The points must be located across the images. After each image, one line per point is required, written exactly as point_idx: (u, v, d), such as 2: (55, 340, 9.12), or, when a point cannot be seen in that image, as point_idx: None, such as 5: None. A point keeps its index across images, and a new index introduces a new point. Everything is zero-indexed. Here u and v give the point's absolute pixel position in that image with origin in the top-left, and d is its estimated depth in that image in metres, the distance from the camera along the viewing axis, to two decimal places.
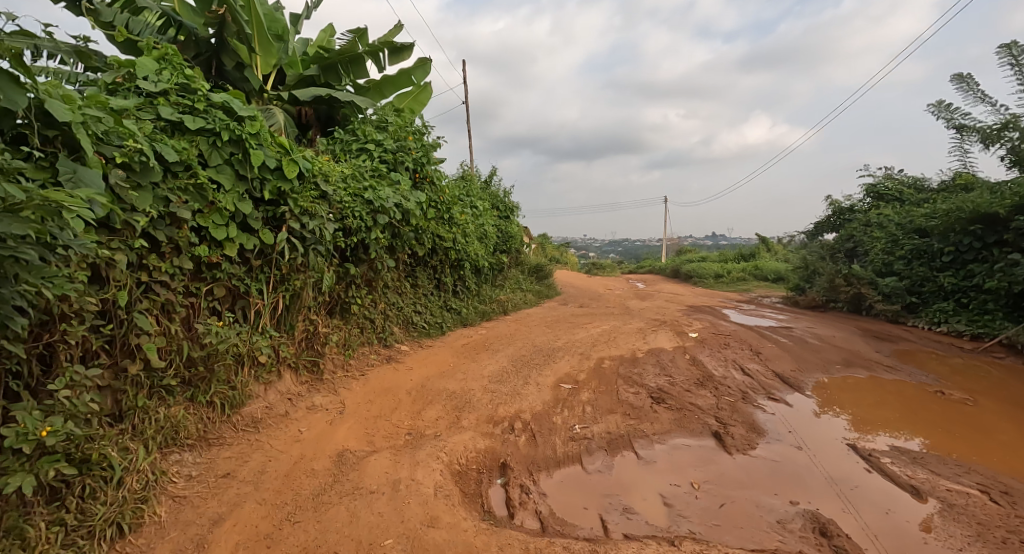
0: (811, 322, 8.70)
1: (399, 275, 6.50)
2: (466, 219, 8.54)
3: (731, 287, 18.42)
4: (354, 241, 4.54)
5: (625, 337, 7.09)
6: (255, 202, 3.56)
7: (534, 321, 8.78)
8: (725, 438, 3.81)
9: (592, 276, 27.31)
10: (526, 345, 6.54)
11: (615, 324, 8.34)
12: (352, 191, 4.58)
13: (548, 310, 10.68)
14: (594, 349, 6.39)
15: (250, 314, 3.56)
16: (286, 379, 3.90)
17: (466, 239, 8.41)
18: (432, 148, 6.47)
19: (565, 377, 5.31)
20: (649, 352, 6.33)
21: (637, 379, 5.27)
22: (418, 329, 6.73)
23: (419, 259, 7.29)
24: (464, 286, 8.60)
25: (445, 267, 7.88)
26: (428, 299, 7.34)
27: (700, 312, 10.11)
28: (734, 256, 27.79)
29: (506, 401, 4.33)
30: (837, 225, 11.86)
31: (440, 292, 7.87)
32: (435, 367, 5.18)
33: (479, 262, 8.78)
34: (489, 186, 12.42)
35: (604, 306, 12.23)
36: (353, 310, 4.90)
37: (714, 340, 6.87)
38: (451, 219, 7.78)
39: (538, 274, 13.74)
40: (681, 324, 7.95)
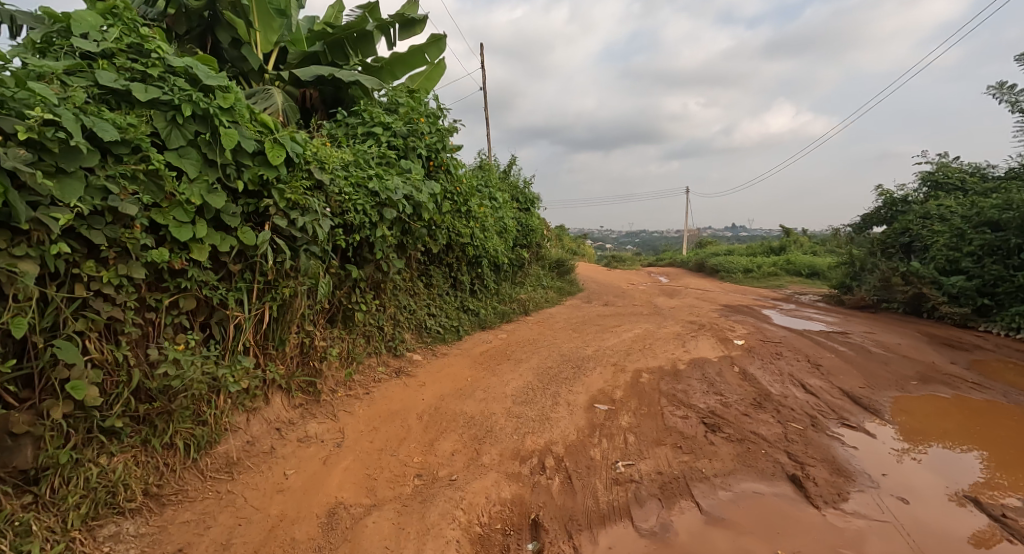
0: (866, 325, 7.83)
1: (411, 275, 5.88)
2: (485, 211, 7.87)
3: (762, 283, 17.48)
4: (356, 240, 3.92)
5: (662, 344, 6.37)
6: (233, 193, 2.94)
7: (558, 323, 8.11)
8: (806, 483, 3.07)
9: (613, 270, 26.49)
10: (551, 352, 5.88)
11: (648, 327, 7.62)
12: (354, 180, 3.93)
13: (572, 309, 10.00)
14: (628, 359, 5.70)
15: (229, 329, 2.95)
16: (275, 405, 3.31)
17: (484, 233, 7.75)
18: (448, 133, 5.79)
19: (599, 395, 4.64)
20: (691, 363, 5.61)
21: (683, 398, 4.57)
22: (432, 334, 6.12)
23: (433, 256, 6.66)
24: (482, 284, 7.97)
25: (462, 265, 7.25)
26: (443, 300, 6.72)
27: (737, 313, 9.32)
28: (762, 249, 26.65)
29: (533, 428, 3.69)
30: (888, 217, 10.88)
31: (457, 291, 7.25)
32: (451, 383, 4.54)
33: (499, 258, 8.12)
34: (508, 177, 11.73)
35: (630, 304, 11.51)
36: (357, 317, 4.30)
37: (763, 348, 6.11)
38: (469, 212, 7.11)
39: (559, 269, 13.04)
40: (722, 328, 7.18)
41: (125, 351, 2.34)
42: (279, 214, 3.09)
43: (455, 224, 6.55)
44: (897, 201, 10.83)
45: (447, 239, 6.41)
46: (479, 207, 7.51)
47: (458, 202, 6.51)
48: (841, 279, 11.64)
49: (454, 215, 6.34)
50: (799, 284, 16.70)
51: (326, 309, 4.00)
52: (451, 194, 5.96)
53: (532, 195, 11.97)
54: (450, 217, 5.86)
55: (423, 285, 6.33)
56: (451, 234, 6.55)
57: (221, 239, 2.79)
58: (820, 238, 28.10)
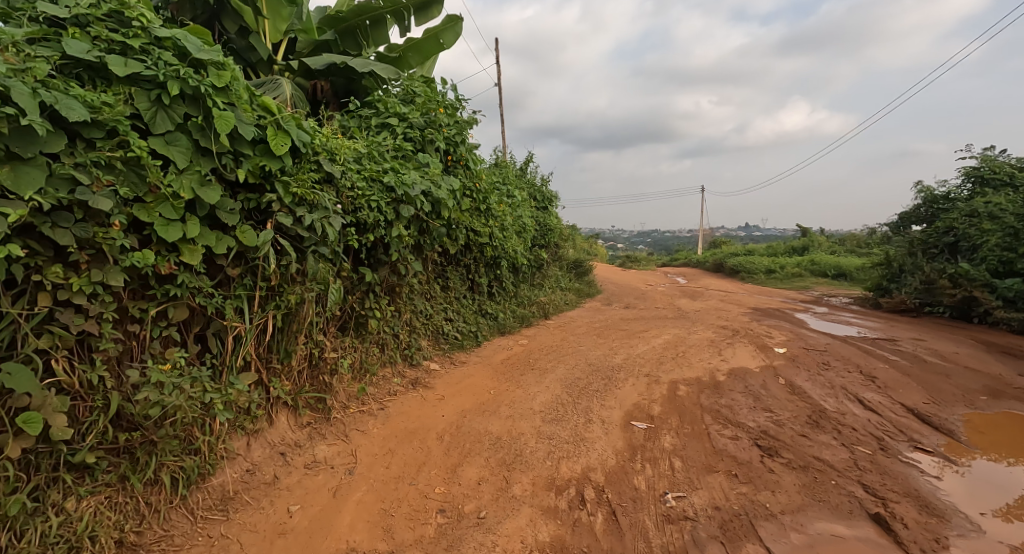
0: (912, 331, 7.29)
1: (427, 277, 5.52)
2: (504, 210, 7.48)
3: (786, 284, 16.90)
4: (369, 240, 3.56)
5: (696, 352, 5.92)
6: (231, 186, 2.58)
7: (581, 327, 7.71)
8: (893, 524, 2.63)
9: (628, 271, 25.97)
10: (578, 361, 5.48)
11: (677, 333, 7.17)
12: (368, 175, 3.57)
13: (593, 312, 9.59)
14: (662, 369, 5.28)
15: (228, 341, 2.60)
16: (279, 426, 2.97)
17: (503, 232, 7.36)
18: (467, 125, 5.42)
19: (635, 410, 4.23)
20: (731, 374, 5.17)
21: (729, 415, 4.13)
22: (450, 341, 5.76)
23: (450, 257, 6.31)
24: (500, 286, 7.58)
25: (480, 266, 6.88)
26: (461, 303, 6.35)
27: (769, 317, 8.82)
28: (783, 249, 25.96)
29: (567, 451, 3.30)
30: (929, 216, 10.31)
31: (475, 294, 6.89)
32: (472, 396, 4.16)
33: (518, 259, 7.74)
34: (525, 175, 11.34)
35: (653, 307, 11.05)
36: (370, 325, 3.94)
37: (807, 357, 5.64)
38: (488, 211, 6.73)
39: (577, 270, 12.62)
40: (758, 334, 6.71)
41: (100, 371, 1.99)
42: (284, 210, 2.72)
43: (474, 223, 6.17)
44: (938, 198, 10.24)
45: (466, 240, 6.05)
46: (499, 205, 7.13)
47: (478, 200, 6.13)
48: (876, 280, 11.05)
49: (472, 213, 5.97)
50: (826, 285, 16.06)
51: (338, 316, 3.65)
52: (471, 192, 5.59)
53: (550, 193, 11.57)
54: (468, 215, 5.49)
55: (440, 287, 5.97)
56: (469, 234, 6.18)
57: (217, 239, 2.44)
58: (843, 237, 27.28)
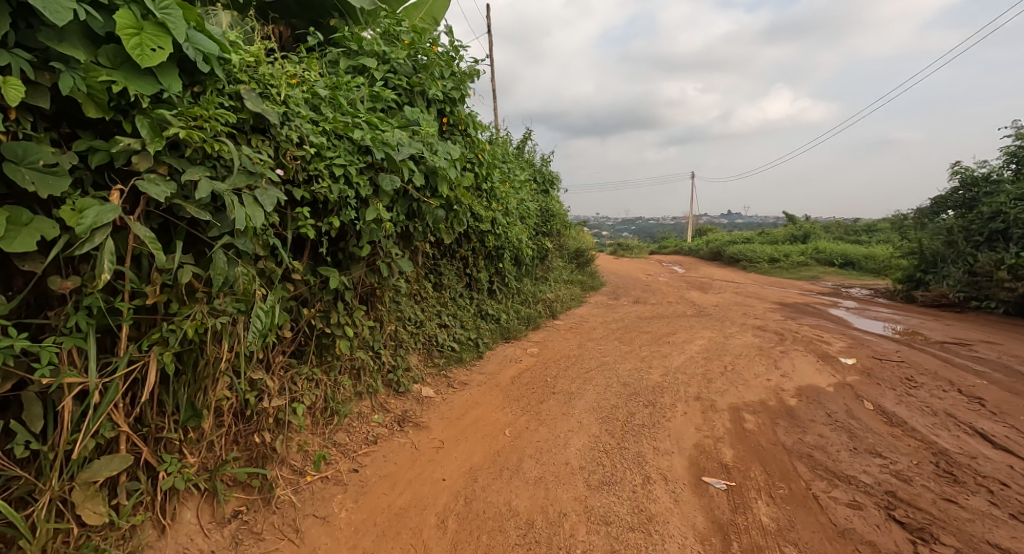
0: (976, 331, 6.38)
1: (416, 271, 4.36)
2: (507, 192, 6.30)
3: (793, 274, 16.10)
4: (334, 225, 2.39)
5: (746, 363, 4.86)
6: (53, 120, 1.55)
7: (596, 329, 6.63)
8: None
9: (623, 260, 24.98)
10: (606, 377, 4.40)
11: (709, 336, 6.12)
12: (332, 126, 2.39)
13: (603, 309, 8.51)
14: (712, 389, 4.23)
15: (65, 401, 1.48)
16: (178, 533, 1.84)
17: (506, 217, 6.20)
18: (468, 78, 4.23)
19: (699, 456, 3.15)
20: (801, 396, 4.13)
21: (826, 461, 3.09)
22: (444, 354, 4.63)
23: (445, 248, 5.20)
24: (501, 281, 6.44)
25: (477, 257, 5.74)
26: (456, 304, 5.21)
27: (802, 314, 7.84)
28: (782, 237, 25.26)
29: (634, 544, 2.20)
30: (967, 200, 9.50)
31: (472, 291, 5.74)
32: (482, 443, 3.05)
33: (523, 250, 6.61)
34: (525, 154, 10.16)
35: (665, 301, 10.04)
36: (337, 345, 2.79)
37: (883, 370, 4.64)
38: (489, 191, 5.55)
39: (578, 260, 11.55)
40: (808, 338, 5.71)
41: None
42: (162, 170, 1.61)
43: (473, 205, 5.00)
44: (979, 180, 9.35)
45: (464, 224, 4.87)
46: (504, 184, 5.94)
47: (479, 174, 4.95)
48: (907, 271, 10.19)
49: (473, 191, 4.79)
50: (837, 275, 15.24)
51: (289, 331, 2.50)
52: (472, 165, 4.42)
53: (553, 175, 10.40)
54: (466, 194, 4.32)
55: (431, 285, 4.81)
56: (468, 219, 5.01)
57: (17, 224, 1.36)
58: (842, 225, 26.71)
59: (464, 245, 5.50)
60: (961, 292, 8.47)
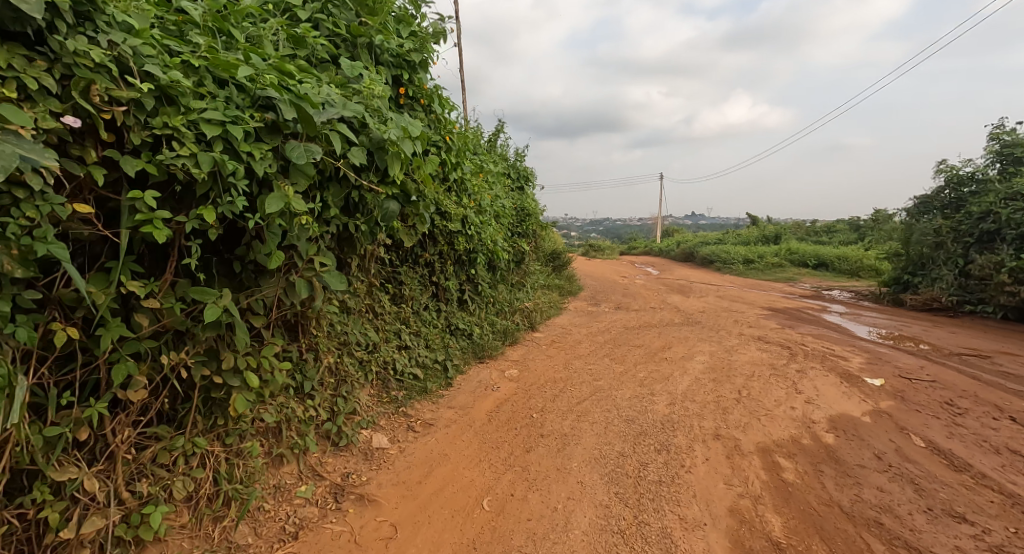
0: (987, 340, 5.94)
1: (361, 281, 3.48)
2: (480, 188, 5.46)
3: (769, 276, 15.90)
4: (206, 220, 1.54)
5: (761, 387, 4.17)
6: None
7: (582, 343, 5.85)
8: None
9: (596, 261, 24.48)
10: (604, 410, 3.62)
11: (708, 351, 5.43)
12: (202, 61, 1.59)
13: (585, 318, 7.75)
14: (731, 424, 3.51)
15: None
16: None
17: (479, 217, 5.34)
18: (432, 39, 3.37)
19: (740, 530, 2.38)
20: (837, 431, 3.44)
21: (903, 532, 2.37)
22: (405, 385, 3.75)
23: (405, 252, 4.42)
24: (473, 291, 5.58)
25: (443, 264, 4.87)
26: (415, 321, 4.34)
27: (797, 322, 7.30)
28: (752, 238, 25.35)
29: None
30: (952, 201, 9.31)
31: (438, 303, 4.87)
32: (451, 529, 2.22)
33: (498, 254, 5.80)
34: (498, 147, 9.35)
35: (648, 306, 9.41)
36: (232, 402, 1.88)
37: (917, 392, 4.02)
38: (455, 184, 4.69)
39: (555, 263, 10.81)
40: (819, 353, 5.09)
41: None
42: None
43: (436, 201, 4.15)
44: (965, 179, 9.25)
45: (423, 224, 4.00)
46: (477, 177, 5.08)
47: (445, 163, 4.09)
48: (893, 274, 9.90)
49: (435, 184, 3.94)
50: (812, 277, 15.11)
51: (147, 388, 1.66)
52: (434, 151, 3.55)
53: (528, 171, 9.60)
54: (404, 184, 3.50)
55: (385, 299, 3.93)
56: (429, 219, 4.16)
57: None
58: (809, 226, 27.10)
59: (426, 250, 4.62)
60: (954, 296, 8.16)
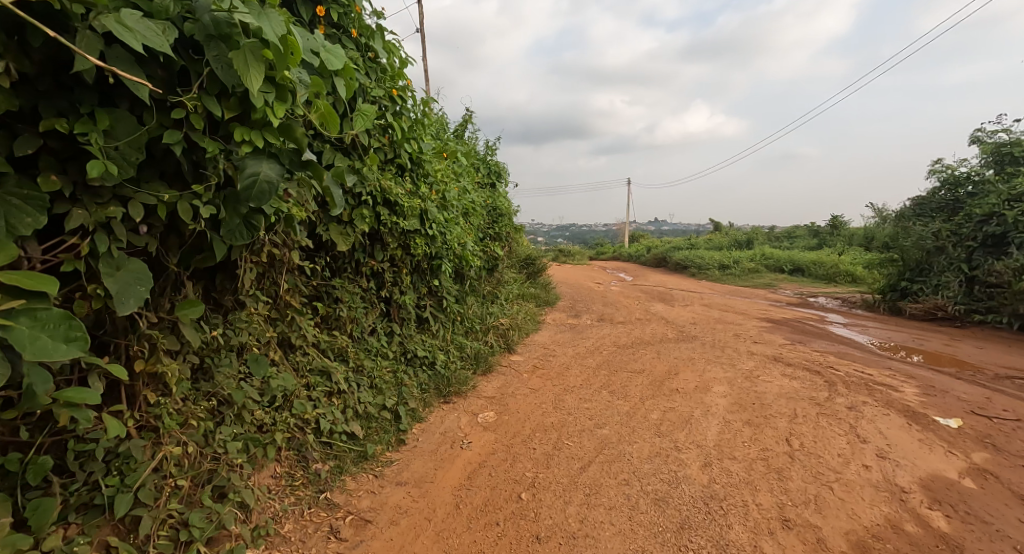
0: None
1: (247, 300, 2.34)
2: (445, 177, 4.34)
3: (747, 282, 15.40)
4: None
5: (814, 433, 3.22)
6: None
7: (571, 370, 4.81)
8: None
9: (567, 267, 23.64)
10: (619, 485, 2.58)
11: (724, 379, 4.48)
12: None
13: (569, 334, 6.74)
14: (797, 499, 2.52)
15: None
16: None
17: (443, 214, 4.23)
18: None
19: None
20: (943, 506, 2.47)
21: None
22: (333, 453, 2.60)
23: (342, 258, 3.30)
24: (434, 307, 4.48)
25: (392, 273, 3.76)
26: (350, 351, 3.23)
27: (806, 336, 6.52)
28: (724, 244, 25.11)
29: None
30: (948, 203, 8.88)
31: (383, 325, 3.78)
32: None
33: (468, 258, 4.72)
34: (467, 139, 8.26)
35: (633, 319, 8.50)
36: None
37: (1010, 438, 3.14)
38: (409, 167, 3.54)
39: (530, 271, 9.78)
40: (857, 380, 4.22)
41: None
42: None
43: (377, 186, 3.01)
44: (962, 180, 8.85)
45: (355, 217, 2.92)
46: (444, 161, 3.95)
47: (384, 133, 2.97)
48: (888, 280, 9.36)
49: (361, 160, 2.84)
50: (792, 284, 14.70)
51: None
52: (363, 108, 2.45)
53: (501, 167, 8.55)
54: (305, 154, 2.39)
55: (300, 321, 2.79)
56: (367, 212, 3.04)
57: None
58: (776, 232, 27.22)
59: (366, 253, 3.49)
60: (960, 305, 7.63)
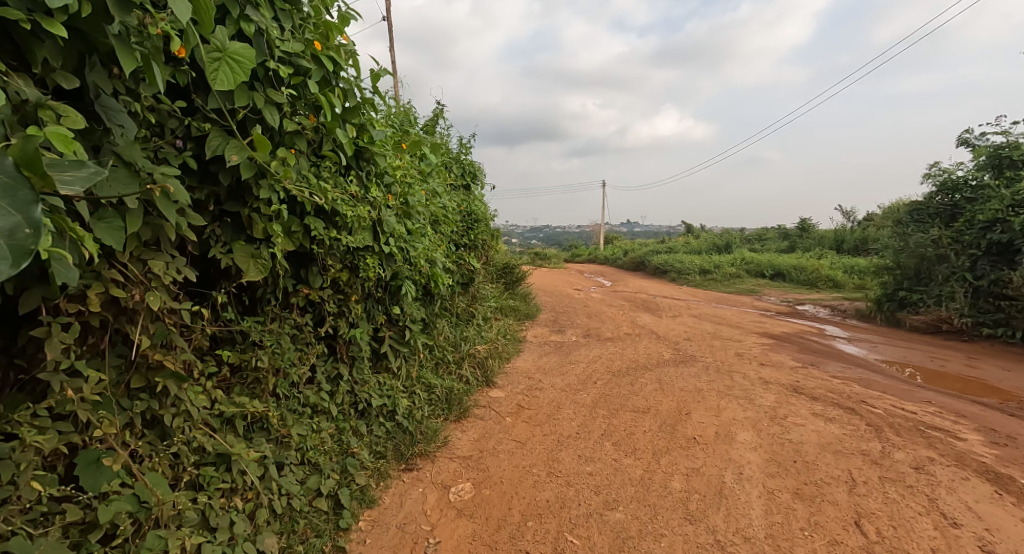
0: None
1: (56, 381, 1.39)
2: (410, 174, 3.42)
3: (729, 288, 15.01)
4: None
5: (885, 511, 2.50)
6: None
7: (563, 412, 4.03)
8: None
9: (544, 272, 22.95)
10: None
11: (746, 422, 3.76)
12: None
13: (555, 357, 5.96)
14: None
15: None
16: None
17: (407, 221, 3.32)
18: None
19: None
20: None
21: None
22: None
23: (263, 288, 2.41)
24: (398, 338, 3.60)
25: (335, 301, 2.86)
26: (272, 417, 2.36)
27: (815, 356, 5.92)
28: (701, 248, 24.90)
29: None
30: (945, 208, 8.47)
31: (323, 368, 2.90)
32: None
33: (438, 276, 3.87)
34: (437, 136, 7.36)
35: (622, 335, 7.80)
36: None
37: None
38: (356, 156, 2.59)
39: (508, 281, 8.96)
40: (903, 422, 3.57)
41: None
42: None
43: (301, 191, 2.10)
44: (959, 184, 8.46)
45: (267, 232, 2.01)
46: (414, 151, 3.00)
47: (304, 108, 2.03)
48: (883, 289, 8.95)
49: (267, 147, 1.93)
50: (776, 290, 14.35)
51: None
52: (233, 58, 1.52)
53: (476, 167, 7.68)
54: (143, 136, 1.50)
55: (185, 388, 1.87)
56: (286, 224, 2.15)
57: None
58: (751, 235, 27.24)
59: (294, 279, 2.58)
60: (968, 318, 7.21)
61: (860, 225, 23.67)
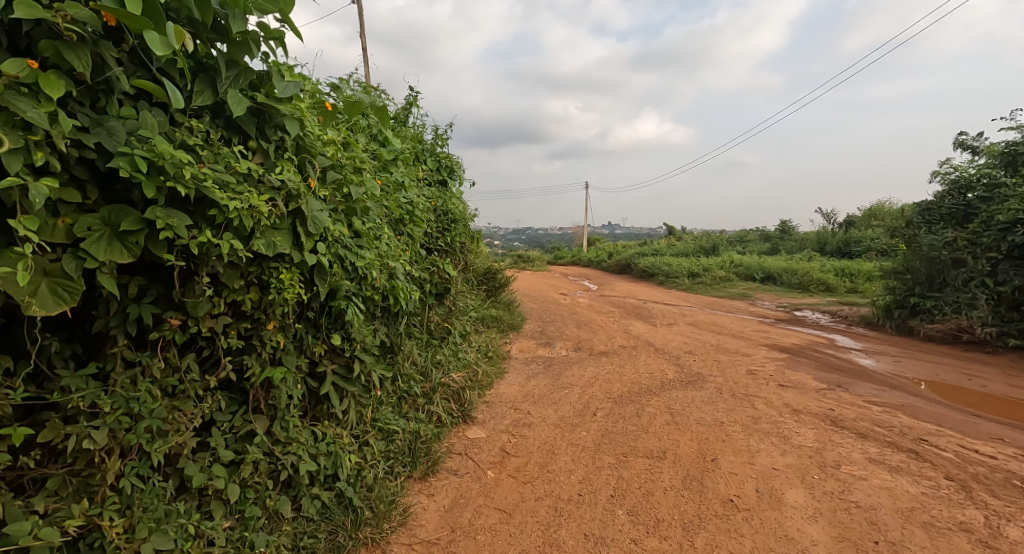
0: None
1: None
2: (355, 158, 2.58)
3: (721, 292, 14.44)
4: None
5: None
6: None
7: (560, 462, 3.21)
8: None
9: (527, 276, 22.14)
10: None
11: (791, 473, 2.99)
12: None
13: (546, 379, 5.14)
14: None
15: None
16: None
17: (348, 217, 2.45)
18: None
19: None
20: None
21: None
22: None
23: (105, 319, 1.58)
24: (344, 373, 2.74)
25: (236, 329, 2.01)
26: (110, 526, 1.52)
27: (839, 375, 5.22)
28: (687, 250, 24.43)
29: None
30: (957, 208, 7.92)
31: (225, 424, 2.11)
32: None
33: (398, 289, 3.02)
34: (408, 125, 6.47)
35: (617, 348, 7.01)
36: None
37: None
38: (253, 115, 1.72)
39: (490, 288, 8.12)
40: (988, 472, 2.85)
41: None
42: None
43: (113, 156, 1.31)
44: (971, 182, 7.92)
45: (23, 229, 1.15)
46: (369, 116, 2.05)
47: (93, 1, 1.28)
48: (891, 295, 8.38)
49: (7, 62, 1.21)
50: (769, 295, 13.81)
51: None
52: None
53: (453, 162, 6.80)
54: None
55: None
56: (109, 216, 1.34)
57: None
58: (735, 236, 26.93)
59: (160, 303, 1.71)
60: (991, 328, 6.68)
61: (844, 227, 23.58)
